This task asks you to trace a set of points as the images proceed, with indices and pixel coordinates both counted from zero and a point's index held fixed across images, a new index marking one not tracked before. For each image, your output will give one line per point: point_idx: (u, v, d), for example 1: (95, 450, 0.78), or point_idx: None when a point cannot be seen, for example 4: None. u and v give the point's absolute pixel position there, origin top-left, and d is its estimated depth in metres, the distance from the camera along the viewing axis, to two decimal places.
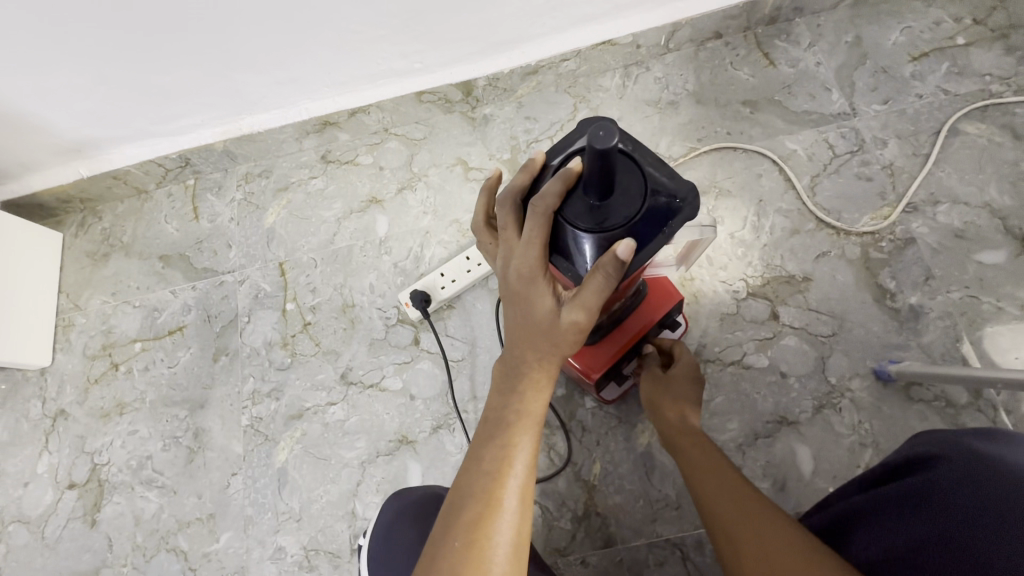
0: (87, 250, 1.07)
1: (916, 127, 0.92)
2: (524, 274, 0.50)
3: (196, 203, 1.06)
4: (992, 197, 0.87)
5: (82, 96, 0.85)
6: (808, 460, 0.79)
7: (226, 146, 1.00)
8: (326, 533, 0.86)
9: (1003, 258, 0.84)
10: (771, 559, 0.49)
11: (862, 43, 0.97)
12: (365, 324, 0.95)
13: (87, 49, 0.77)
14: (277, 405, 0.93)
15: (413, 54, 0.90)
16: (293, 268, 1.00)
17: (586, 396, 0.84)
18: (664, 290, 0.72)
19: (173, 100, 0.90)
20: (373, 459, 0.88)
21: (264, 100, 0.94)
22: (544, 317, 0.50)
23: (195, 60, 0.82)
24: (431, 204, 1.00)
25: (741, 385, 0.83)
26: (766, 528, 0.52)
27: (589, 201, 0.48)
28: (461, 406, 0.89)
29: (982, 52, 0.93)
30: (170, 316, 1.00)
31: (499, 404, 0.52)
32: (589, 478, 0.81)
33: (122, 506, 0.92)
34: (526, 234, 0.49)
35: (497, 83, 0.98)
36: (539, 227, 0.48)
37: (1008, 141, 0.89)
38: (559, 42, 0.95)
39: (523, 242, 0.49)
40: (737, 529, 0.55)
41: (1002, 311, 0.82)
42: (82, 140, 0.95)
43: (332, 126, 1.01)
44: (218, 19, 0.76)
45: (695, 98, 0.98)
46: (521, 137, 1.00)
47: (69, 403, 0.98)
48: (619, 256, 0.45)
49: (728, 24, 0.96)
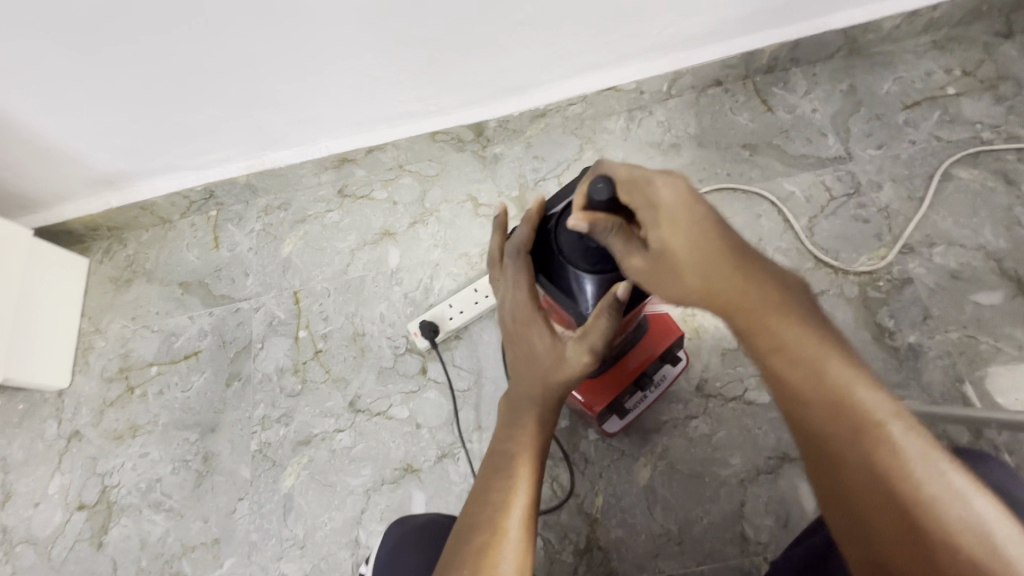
0: (111, 276, 1.11)
1: (910, 172, 0.95)
2: (519, 316, 0.56)
3: (217, 232, 1.11)
4: (987, 240, 0.90)
5: (116, 133, 0.91)
6: (810, 498, 0.79)
7: (249, 179, 1.06)
8: (329, 560, 0.87)
9: (999, 299, 0.86)
10: (836, 456, 0.41)
11: (856, 92, 1.01)
12: (374, 353, 0.98)
13: (124, 95, 0.83)
14: (286, 431, 0.94)
15: (429, 98, 0.96)
16: (307, 296, 1.03)
17: (589, 429, 0.85)
18: (665, 326, 0.74)
19: (199, 136, 0.95)
20: (377, 487, 0.89)
21: (286, 138, 0.99)
22: (550, 355, 0.55)
23: (218, 102, 0.88)
24: (442, 237, 1.04)
25: (743, 420, 0.83)
26: (814, 408, 0.42)
27: (586, 243, 0.51)
28: (466, 436, 0.90)
29: (973, 102, 0.98)
30: (187, 341, 1.04)
31: (504, 436, 0.57)
32: (591, 511, 0.82)
33: (129, 529, 0.93)
34: (513, 279, 0.56)
35: (507, 125, 1.04)
36: (521, 270, 0.55)
37: (1001, 186, 0.92)
38: (566, 89, 1.00)
39: (512, 285, 0.56)
40: (791, 397, 0.44)
41: (1000, 351, 0.84)
42: (114, 173, 1.01)
43: (350, 162, 1.06)
44: (246, 67, 0.82)
45: (696, 141, 1.02)
46: (529, 175, 1.06)
47: (84, 425, 1.01)
48: (617, 296, 0.49)
49: (727, 72, 1.01)
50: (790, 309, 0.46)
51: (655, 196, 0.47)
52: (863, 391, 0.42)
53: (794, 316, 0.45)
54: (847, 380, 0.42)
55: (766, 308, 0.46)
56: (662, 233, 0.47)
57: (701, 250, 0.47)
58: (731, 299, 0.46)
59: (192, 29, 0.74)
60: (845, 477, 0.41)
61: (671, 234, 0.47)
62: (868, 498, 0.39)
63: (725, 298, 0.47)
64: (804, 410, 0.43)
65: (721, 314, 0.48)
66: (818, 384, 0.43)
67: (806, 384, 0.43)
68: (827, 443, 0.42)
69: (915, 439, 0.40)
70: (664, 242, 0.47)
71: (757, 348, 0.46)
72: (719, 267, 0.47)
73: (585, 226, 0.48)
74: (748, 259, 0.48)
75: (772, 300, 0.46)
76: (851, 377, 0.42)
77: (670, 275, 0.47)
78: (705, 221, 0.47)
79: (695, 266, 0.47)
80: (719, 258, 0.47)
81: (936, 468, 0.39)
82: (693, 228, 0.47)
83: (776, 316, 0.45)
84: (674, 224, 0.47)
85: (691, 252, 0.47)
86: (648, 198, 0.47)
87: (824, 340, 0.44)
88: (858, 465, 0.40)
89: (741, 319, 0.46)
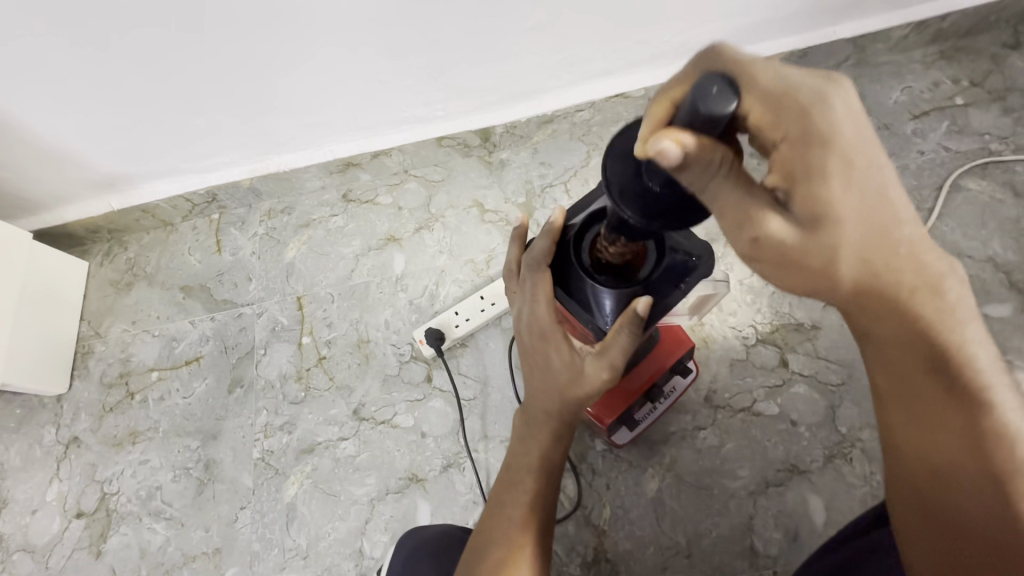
0: (112, 279, 1.10)
1: (919, 182, 0.95)
2: (536, 330, 0.55)
3: (220, 236, 1.10)
4: (995, 251, 0.90)
5: (119, 135, 0.90)
6: (820, 511, 0.78)
7: (252, 183, 1.04)
8: (333, 571, 0.86)
9: (1008, 312, 0.86)
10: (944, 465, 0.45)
11: (864, 101, 1.01)
12: (378, 360, 0.97)
13: (128, 96, 0.82)
14: (289, 439, 0.93)
15: (436, 103, 0.95)
16: (310, 301, 1.02)
17: (597, 439, 0.84)
18: (677, 336, 0.74)
19: (203, 139, 0.94)
20: (382, 497, 0.89)
21: (291, 141, 0.98)
22: (567, 370, 0.54)
23: (224, 104, 0.87)
24: (448, 244, 1.03)
25: (751, 432, 0.83)
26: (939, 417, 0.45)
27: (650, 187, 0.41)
28: (472, 445, 0.89)
29: (981, 112, 0.98)
30: (188, 346, 1.02)
31: (519, 450, 0.57)
32: (598, 522, 0.81)
33: (129, 537, 0.92)
34: (531, 291, 0.54)
35: (514, 131, 1.03)
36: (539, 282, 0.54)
37: (1009, 198, 0.92)
38: (574, 96, 0.99)
39: (529, 298, 0.55)
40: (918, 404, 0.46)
41: (1010, 363, 0.83)
42: (115, 175, 0.99)
43: (355, 167, 1.04)
44: (256, 70, 0.81)
45: None
46: (536, 182, 1.05)
47: (83, 430, 0.99)
48: (637, 311, 0.48)
49: None
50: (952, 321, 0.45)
51: (820, 129, 0.42)
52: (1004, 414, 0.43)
53: (955, 330, 0.44)
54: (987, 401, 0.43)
55: (931, 320, 0.44)
56: (814, 200, 0.42)
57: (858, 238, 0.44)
58: (883, 298, 0.45)
59: (197, 30, 0.73)
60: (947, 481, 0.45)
61: (833, 194, 0.42)
62: (970, 511, 0.44)
63: (878, 299, 0.45)
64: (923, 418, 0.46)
65: (855, 313, 0.47)
66: (950, 400, 0.44)
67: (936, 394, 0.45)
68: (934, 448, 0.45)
69: None
70: (815, 193, 0.42)
71: (891, 354, 0.46)
72: (875, 264, 0.44)
73: (679, 157, 0.38)
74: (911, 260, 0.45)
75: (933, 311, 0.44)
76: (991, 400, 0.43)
77: (816, 255, 0.44)
78: (876, 187, 0.43)
79: (854, 242, 0.43)
80: (881, 253, 0.44)
81: None
82: (861, 193, 0.43)
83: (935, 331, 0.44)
84: (832, 188, 0.42)
85: (845, 239, 0.43)
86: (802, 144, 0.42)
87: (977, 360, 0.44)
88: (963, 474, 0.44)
89: (885, 326, 0.46)
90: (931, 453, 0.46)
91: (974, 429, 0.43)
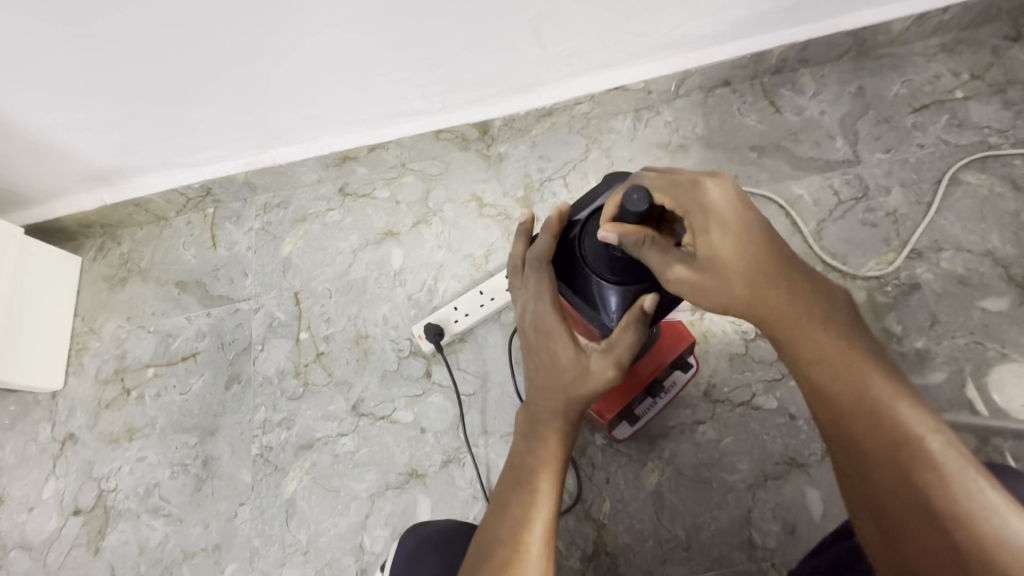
0: (105, 275, 1.08)
1: (918, 176, 0.95)
2: (543, 327, 0.56)
3: (215, 231, 1.08)
4: (993, 245, 0.90)
5: (112, 128, 0.88)
6: (818, 504, 0.79)
7: (248, 177, 1.03)
8: (333, 566, 0.86)
9: (1005, 305, 0.87)
10: (869, 460, 0.48)
11: (864, 94, 1.00)
12: (377, 355, 0.96)
13: (121, 89, 0.81)
14: (288, 435, 0.93)
15: (434, 96, 0.94)
16: (308, 297, 1.01)
17: (596, 433, 0.84)
18: (677, 332, 0.74)
19: (198, 132, 0.92)
20: (382, 492, 0.88)
21: (287, 135, 0.97)
22: (573, 368, 0.55)
23: (219, 97, 0.86)
24: (446, 238, 1.02)
25: (750, 426, 0.83)
26: (854, 413, 0.48)
27: (611, 250, 0.53)
28: (471, 440, 0.89)
29: (980, 106, 0.97)
30: (184, 342, 1.02)
31: (523, 449, 0.58)
32: (598, 516, 0.81)
33: (127, 534, 0.92)
34: (539, 288, 0.55)
35: (513, 124, 1.02)
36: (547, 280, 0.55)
37: (1007, 191, 0.92)
38: (573, 88, 0.98)
39: (537, 296, 0.56)
40: (831, 403, 0.50)
41: (1007, 357, 0.84)
42: (108, 169, 0.98)
43: (352, 160, 1.03)
44: (251, 62, 0.80)
45: (703, 142, 1.01)
46: (535, 175, 1.04)
47: (78, 427, 0.98)
48: (644, 308, 0.50)
49: (735, 73, 1.00)
50: (835, 322, 0.52)
51: (709, 190, 0.51)
52: (901, 404, 0.48)
53: (833, 330, 0.51)
54: (884, 393, 0.48)
55: (813, 323, 0.51)
56: (711, 242, 0.50)
57: (751, 264, 0.51)
58: (773, 310, 0.52)
59: (192, 22, 0.71)
60: (875, 476, 0.47)
61: (720, 237, 0.51)
62: (901, 505, 0.46)
63: (772, 311, 0.52)
64: (836, 416, 0.49)
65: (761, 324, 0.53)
66: (851, 395, 0.49)
67: (849, 404, 0.49)
68: (856, 443, 0.48)
69: (945, 446, 0.46)
70: (706, 237, 0.50)
71: (798, 358, 0.52)
72: (771, 282, 0.52)
73: (616, 240, 0.50)
74: (798, 272, 0.53)
75: (815, 315, 0.52)
76: (890, 390, 0.48)
77: (719, 284, 0.51)
78: (760, 226, 0.52)
79: (745, 268, 0.51)
80: (771, 275, 0.52)
81: (970, 478, 0.44)
82: (749, 232, 0.51)
83: (820, 334, 0.51)
84: (725, 229, 0.50)
85: (739, 265, 0.51)
86: (694, 201, 0.51)
87: (866, 353, 0.50)
88: (886, 467, 0.47)
89: (786, 333, 0.52)
90: (870, 458, 0.48)
91: (883, 420, 0.47)
